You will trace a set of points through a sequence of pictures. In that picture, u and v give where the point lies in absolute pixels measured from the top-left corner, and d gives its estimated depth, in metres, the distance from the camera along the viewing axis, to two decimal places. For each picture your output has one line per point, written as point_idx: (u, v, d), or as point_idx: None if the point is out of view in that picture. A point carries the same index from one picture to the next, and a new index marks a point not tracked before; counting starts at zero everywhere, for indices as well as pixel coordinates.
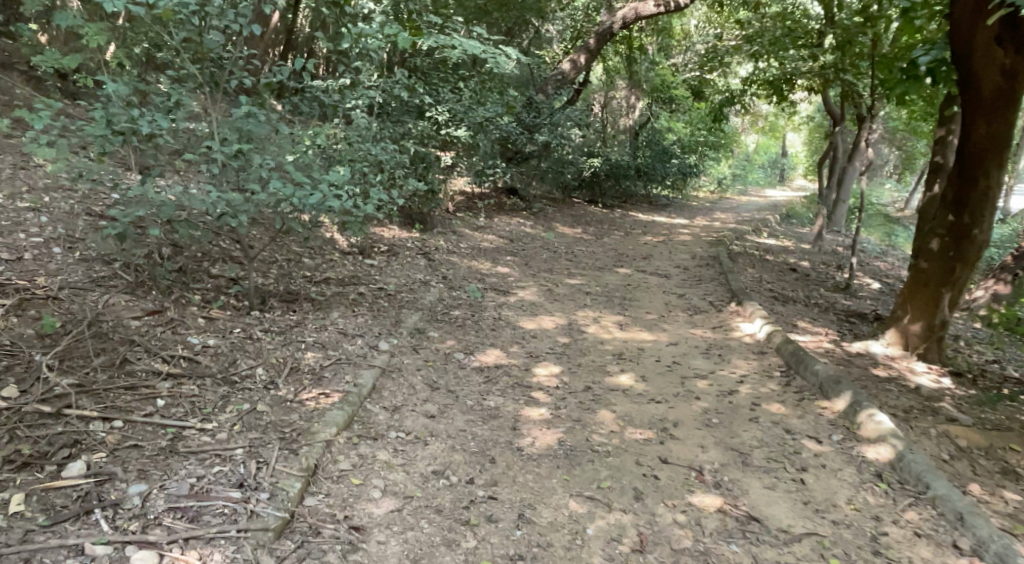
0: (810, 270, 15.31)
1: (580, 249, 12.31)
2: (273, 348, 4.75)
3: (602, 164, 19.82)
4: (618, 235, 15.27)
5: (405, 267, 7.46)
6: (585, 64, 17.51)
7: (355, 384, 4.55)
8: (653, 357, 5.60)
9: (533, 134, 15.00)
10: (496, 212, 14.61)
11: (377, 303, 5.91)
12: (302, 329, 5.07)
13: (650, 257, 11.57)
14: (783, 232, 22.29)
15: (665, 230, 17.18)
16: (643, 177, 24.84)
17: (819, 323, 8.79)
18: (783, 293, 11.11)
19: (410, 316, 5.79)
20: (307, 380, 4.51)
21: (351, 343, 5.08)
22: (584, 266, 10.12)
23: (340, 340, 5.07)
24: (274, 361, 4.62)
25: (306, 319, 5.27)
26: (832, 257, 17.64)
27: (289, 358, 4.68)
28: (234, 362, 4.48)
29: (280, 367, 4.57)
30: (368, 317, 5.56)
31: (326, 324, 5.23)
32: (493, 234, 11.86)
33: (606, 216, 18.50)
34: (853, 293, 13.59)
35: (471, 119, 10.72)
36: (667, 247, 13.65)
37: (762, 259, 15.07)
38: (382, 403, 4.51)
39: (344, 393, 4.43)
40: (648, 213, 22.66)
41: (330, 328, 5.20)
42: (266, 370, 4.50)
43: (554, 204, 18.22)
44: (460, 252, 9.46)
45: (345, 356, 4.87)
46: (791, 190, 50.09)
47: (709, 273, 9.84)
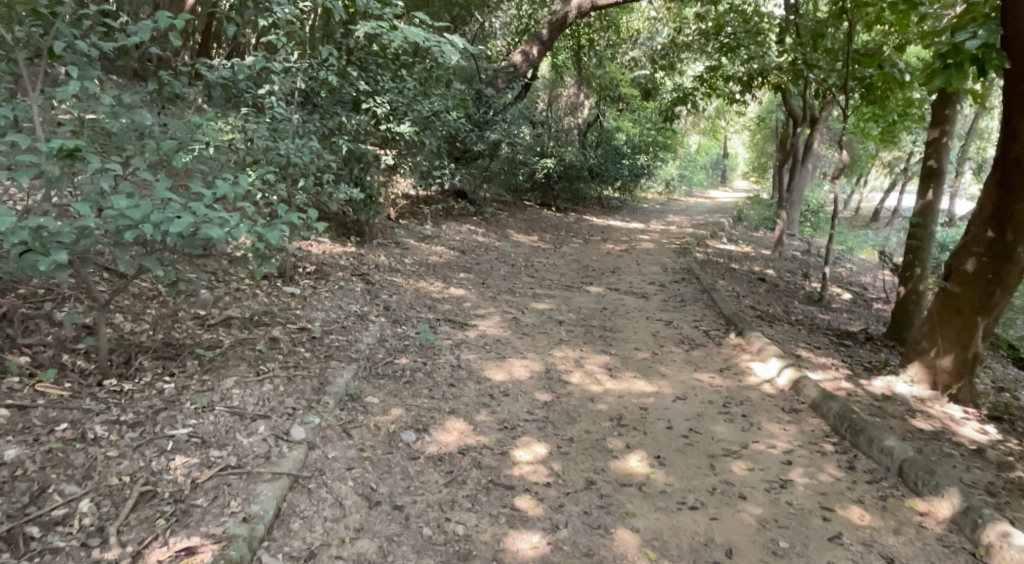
0: (779, 279, 14.43)
1: (539, 261, 11.01)
2: (115, 460, 3.30)
3: (555, 164, 18.61)
4: (577, 243, 14.05)
5: (337, 295, 6.01)
6: (537, 58, 16.22)
7: (247, 517, 3.15)
8: (660, 422, 4.37)
9: (484, 132, 13.65)
10: (444, 218, 13.22)
11: (295, 355, 4.47)
12: (176, 414, 3.64)
13: (618, 270, 10.33)
14: (739, 236, 21.54)
15: (624, 237, 16.06)
16: (596, 179, 23.79)
17: (818, 350, 7.67)
18: (764, 311, 10.05)
19: (340, 374, 4.37)
20: (163, 519, 3.07)
21: (250, 435, 3.65)
22: (548, 284, 8.84)
23: (236, 432, 3.64)
24: (112, 487, 3.17)
25: (186, 395, 3.80)
26: (795, 264, 16.87)
27: (143, 478, 3.24)
28: (41, 494, 3.06)
29: (119, 498, 3.13)
30: (280, 382, 4.12)
31: (214, 402, 3.79)
32: (442, 245, 10.46)
33: (561, 222, 17.30)
34: (827, 305, 12.73)
35: (416, 113, 9.28)
36: (632, 257, 12.51)
37: (730, 269, 14.07)
38: (286, 550, 3.11)
39: (227, 540, 3.01)
40: (603, 217, 21.61)
41: (219, 408, 3.76)
42: (94, 503, 3.08)
43: (505, 207, 16.91)
44: (405, 270, 8.04)
45: (237, 465, 3.42)
46: (734, 192, 50.15)
47: (689, 292, 8.69)
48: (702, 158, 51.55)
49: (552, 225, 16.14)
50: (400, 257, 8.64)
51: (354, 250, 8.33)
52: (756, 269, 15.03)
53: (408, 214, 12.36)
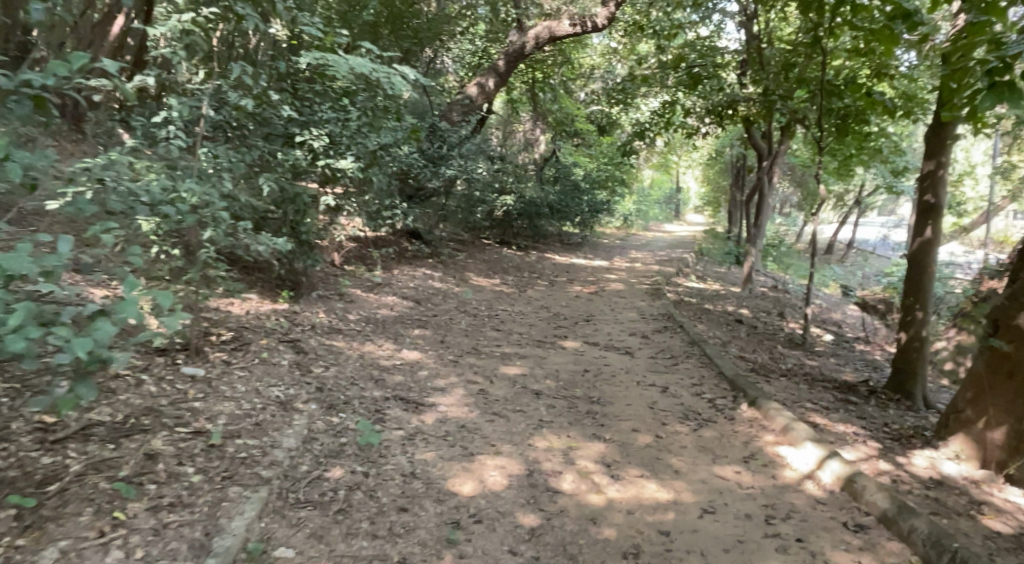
0: (755, 319, 13.61)
1: (503, 309, 9.90)
2: None
3: (515, 201, 17.63)
4: (542, 285, 13.00)
5: (256, 372, 4.79)
6: (494, 90, 15.29)
7: None
8: (686, 560, 3.37)
9: (439, 167, 12.59)
10: (397, 262, 12.03)
11: (171, 487, 3.28)
12: None
13: (591, 319, 9.26)
14: (704, 271, 20.85)
15: (591, 277, 15.10)
16: (557, 215, 22.92)
17: (829, 413, 6.70)
18: (753, 360, 9.10)
19: (237, 515, 3.21)
20: None
21: None
22: (517, 338, 7.71)
23: None
24: None
25: None
26: (767, 302, 16.14)
27: None
28: None
29: None
30: (138, 544, 2.94)
31: None
32: (394, 294, 9.26)
33: (522, 261, 16.26)
34: (811, 347, 11.91)
35: (361, 147, 8.17)
36: (604, 300, 11.49)
37: (705, 310, 13.17)
38: None
39: None
40: (565, 254, 20.70)
41: None
42: None
43: (463, 247, 15.79)
44: (348, 329, 6.82)
45: None
46: (690, 225, 50.04)
47: (677, 345, 7.66)
48: (657, 192, 51.41)
49: (514, 266, 15.07)
50: (342, 312, 7.42)
51: (288, 306, 7.11)
52: (731, 309, 14.19)
53: (357, 258, 11.14)
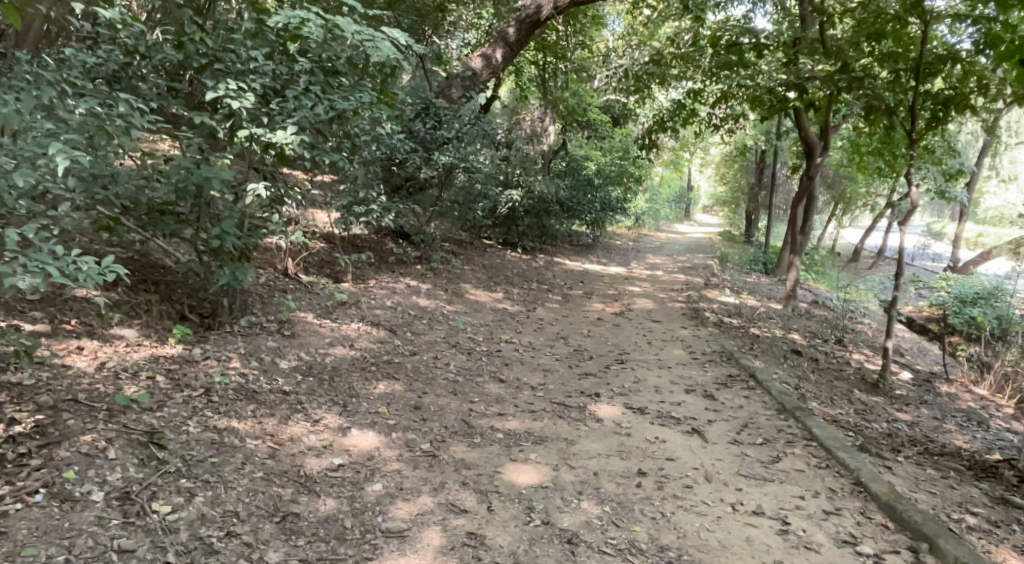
0: (811, 347, 11.24)
1: (510, 338, 7.51)
2: None
3: (522, 196, 15.24)
4: (555, 300, 10.62)
5: (19, 526, 3.16)
6: (503, 61, 12.85)
7: None
8: None
9: (434, 153, 10.23)
10: (377, 268, 9.68)
11: None
12: None
13: (626, 359, 6.84)
14: (734, 282, 18.46)
15: (613, 290, 12.70)
16: (570, 214, 20.49)
17: (1015, 542, 4.39)
18: (844, 422, 6.72)
19: None
20: None
21: None
22: (528, 397, 5.34)
23: None
24: None
25: None
26: (815, 324, 13.76)
27: None
28: None
29: None
30: None
31: None
32: (362, 319, 6.90)
33: (529, 268, 13.89)
34: (888, 390, 9.54)
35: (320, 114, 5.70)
36: (633, 324, 9.11)
37: (754, 337, 10.77)
38: None
39: None
40: (577, 258, 18.35)
41: None
42: None
43: (459, 249, 13.44)
44: (271, 388, 4.58)
45: None
46: (703, 227, 47.50)
47: (764, 415, 5.28)
48: (668, 191, 48.78)
49: (520, 274, 12.69)
50: (276, 350, 5.15)
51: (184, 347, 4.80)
52: (779, 334, 11.83)
53: (322, 264, 8.82)
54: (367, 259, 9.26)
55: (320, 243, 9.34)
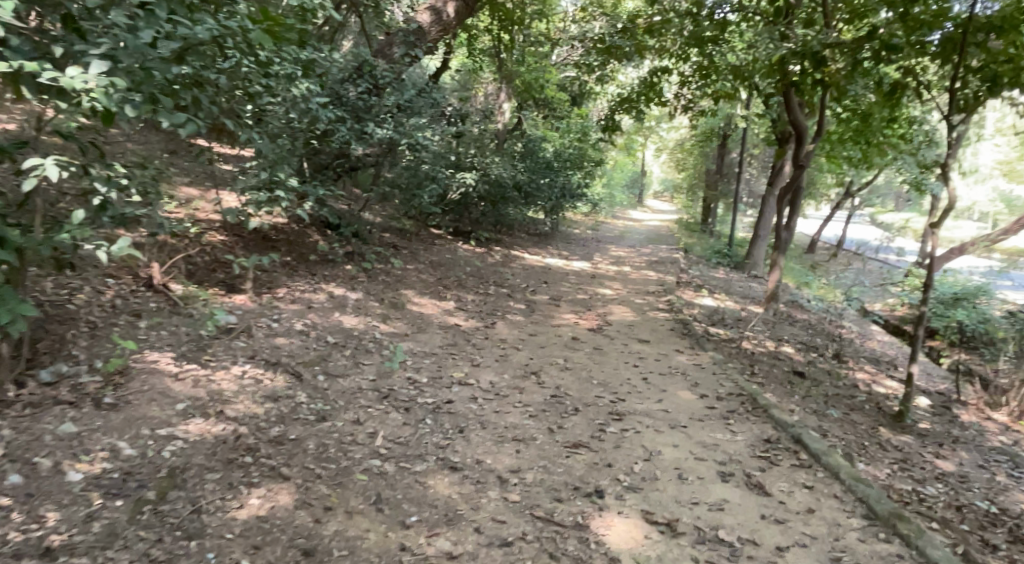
0: (811, 368, 9.67)
1: (463, 379, 5.59)
2: None
3: (476, 181, 13.26)
4: (515, 311, 8.74)
5: None
6: (456, 18, 10.75)
7: None
8: None
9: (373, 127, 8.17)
10: (293, 269, 7.65)
11: None
12: None
13: (624, 413, 5.09)
14: (707, 280, 17.05)
15: (582, 294, 10.88)
16: (528, 200, 18.61)
17: None
18: (906, 494, 5.09)
19: None
20: None
21: None
22: (494, 510, 3.75)
23: None
24: None
25: None
26: (803, 331, 12.28)
27: None
28: None
29: None
30: None
31: None
32: (255, 353, 4.91)
33: (483, 265, 11.98)
34: (913, 423, 7.98)
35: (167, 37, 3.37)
36: (615, 347, 7.35)
37: (751, 355, 9.15)
38: None
39: None
40: (536, 251, 16.55)
41: None
42: None
43: (402, 242, 11.42)
44: (24, 542, 2.97)
45: None
46: (656, 214, 46.29)
47: (849, 530, 3.82)
48: (621, 177, 47.18)
49: (474, 274, 10.77)
50: (71, 445, 3.50)
51: None
52: (773, 349, 10.26)
53: (216, 266, 6.75)
54: (276, 260, 7.17)
55: (220, 235, 7.66)
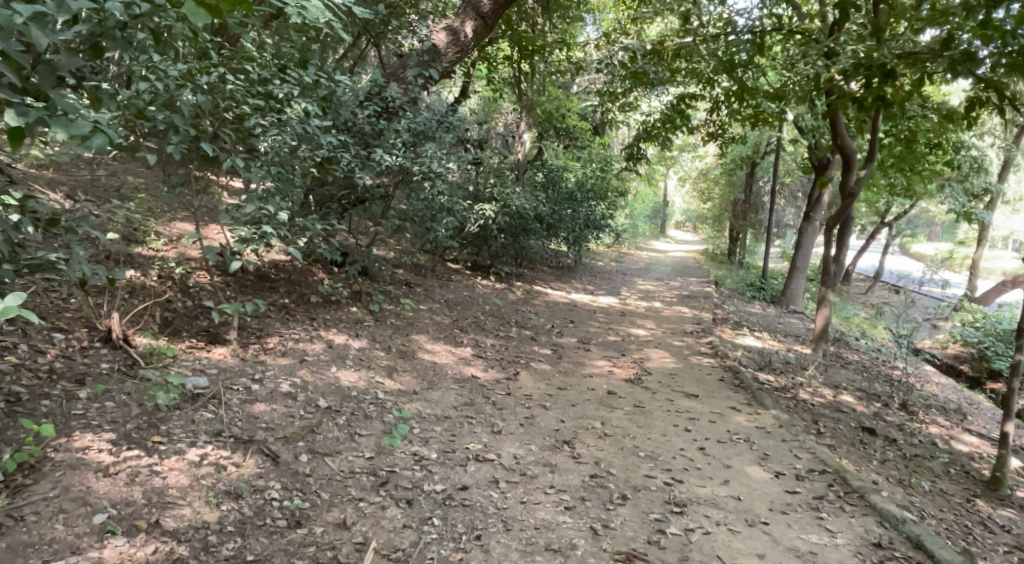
0: (877, 422, 8.51)
1: (484, 455, 4.59)
2: None
3: (496, 213, 12.35)
4: (542, 359, 7.75)
5: None
6: (477, 35, 9.84)
7: None
8: None
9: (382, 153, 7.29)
10: (289, 314, 6.74)
11: None
12: None
13: (685, 503, 4.19)
14: (744, 317, 16.00)
15: (615, 337, 9.88)
16: (550, 232, 17.66)
17: None
18: None
19: None
20: None
21: None
22: None
23: None
24: None
25: None
26: (856, 377, 11.15)
27: None
28: None
29: None
30: None
31: None
32: (222, 429, 4.08)
33: (505, 303, 11.02)
34: (1014, 491, 6.80)
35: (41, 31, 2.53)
36: (659, 403, 6.31)
37: (810, 409, 8.02)
38: None
39: None
40: (560, 286, 15.59)
41: None
42: None
43: (416, 279, 10.52)
44: None
45: None
46: (680, 245, 45.19)
47: None
48: (644, 207, 46.17)
49: (494, 314, 9.79)
50: None
51: None
52: (830, 401, 9.11)
53: (199, 312, 5.87)
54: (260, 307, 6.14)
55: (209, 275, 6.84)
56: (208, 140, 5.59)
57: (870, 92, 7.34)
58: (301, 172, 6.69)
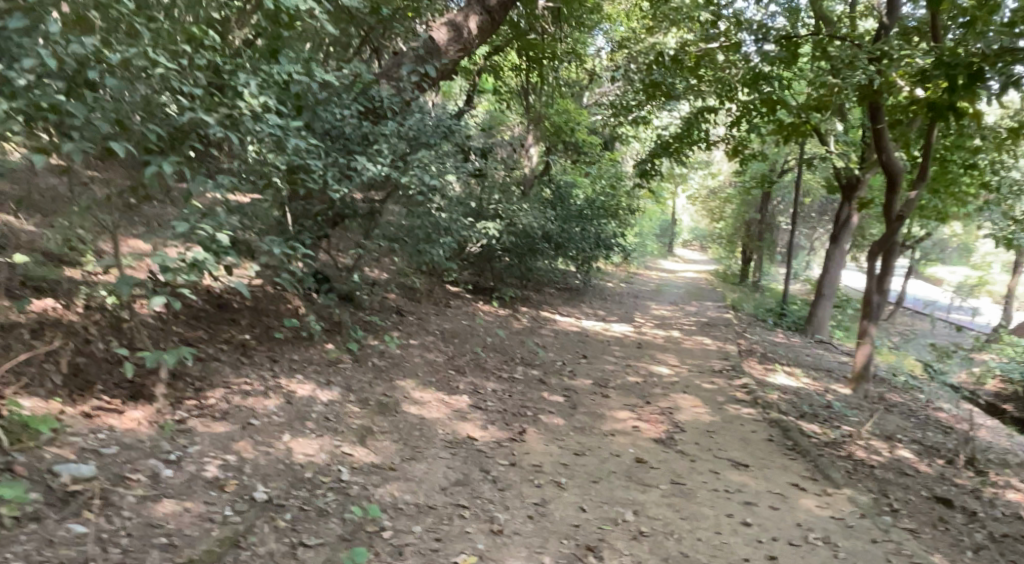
0: (948, 490, 7.20)
1: None
2: None
3: (500, 231, 11.09)
4: (554, 410, 6.51)
5: None
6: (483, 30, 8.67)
7: None
8: None
9: (370, 163, 6.05)
10: (246, 356, 5.47)
11: None
12: None
13: None
14: (769, 347, 14.75)
15: (636, 377, 8.62)
16: (558, 252, 16.40)
17: None
18: None
19: None
20: None
21: None
22: None
23: None
24: None
25: None
26: (904, 427, 9.89)
27: None
28: None
29: None
30: None
31: None
32: (92, 555, 2.96)
33: (510, 334, 9.79)
34: None
35: None
36: (703, 479, 5.06)
37: (870, 475, 6.71)
38: None
39: None
40: (569, 311, 14.36)
41: None
42: None
43: (410, 306, 9.29)
44: None
45: None
46: (690, 265, 43.96)
47: None
48: (652, 226, 44.92)
49: (498, 349, 8.49)
50: None
51: None
52: (888, 460, 7.78)
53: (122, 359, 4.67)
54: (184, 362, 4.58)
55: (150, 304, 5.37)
56: (136, 146, 4.41)
57: (953, 98, 6.10)
58: (266, 183, 5.48)
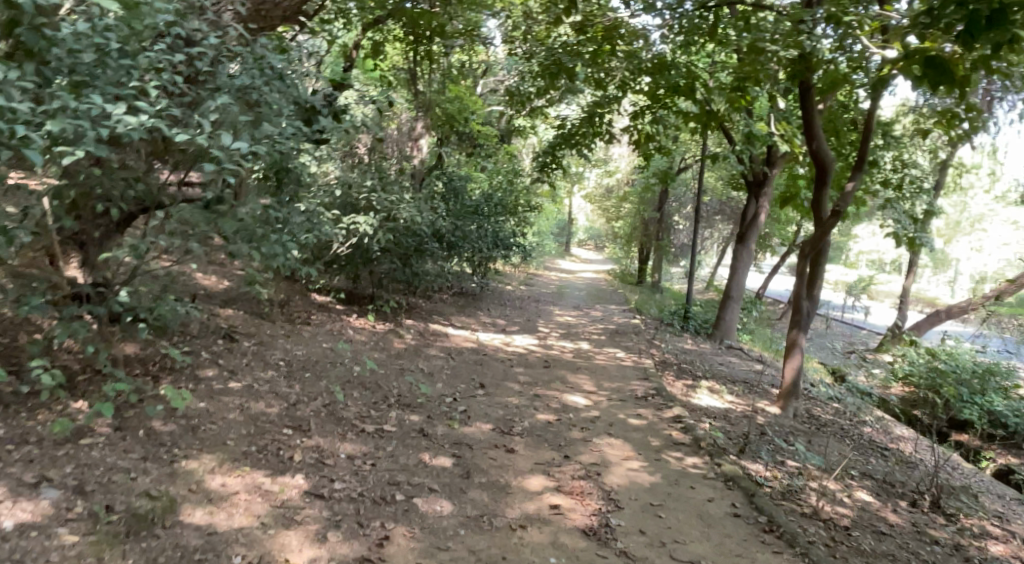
0: (934, 553, 5.76)
1: None
2: None
3: (374, 227, 8.87)
4: (434, 486, 4.44)
5: None
6: None
7: None
8: None
9: (140, 116, 3.75)
10: None
11: None
12: None
13: None
14: (683, 357, 13.34)
15: (547, 414, 6.68)
16: (450, 253, 14.29)
17: None
18: None
19: None
20: None
21: None
22: None
23: None
24: None
25: None
26: (845, 454, 8.59)
27: None
28: None
29: None
30: None
31: None
32: None
33: (384, 358, 7.64)
34: None
35: None
36: None
37: (856, 552, 5.09)
38: None
39: None
40: (462, 321, 12.29)
41: None
42: None
43: (249, 326, 6.97)
44: None
45: None
46: (588, 266, 42.97)
47: None
48: (549, 224, 43.57)
49: (364, 384, 6.33)
50: None
51: None
52: (858, 512, 6.26)
53: None
54: None
55: None
56: None
57: (967, 47, 4.44)
58: None
